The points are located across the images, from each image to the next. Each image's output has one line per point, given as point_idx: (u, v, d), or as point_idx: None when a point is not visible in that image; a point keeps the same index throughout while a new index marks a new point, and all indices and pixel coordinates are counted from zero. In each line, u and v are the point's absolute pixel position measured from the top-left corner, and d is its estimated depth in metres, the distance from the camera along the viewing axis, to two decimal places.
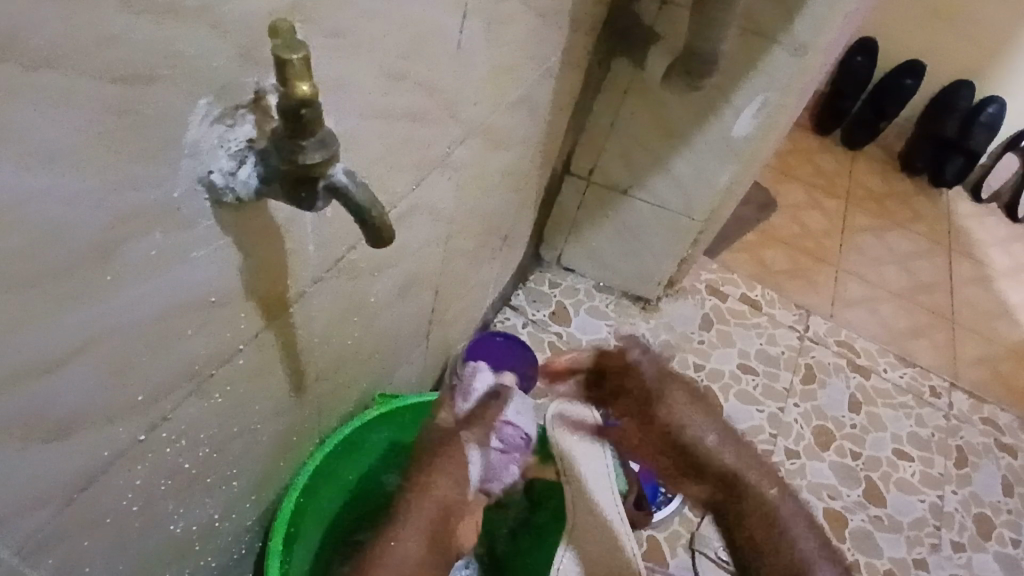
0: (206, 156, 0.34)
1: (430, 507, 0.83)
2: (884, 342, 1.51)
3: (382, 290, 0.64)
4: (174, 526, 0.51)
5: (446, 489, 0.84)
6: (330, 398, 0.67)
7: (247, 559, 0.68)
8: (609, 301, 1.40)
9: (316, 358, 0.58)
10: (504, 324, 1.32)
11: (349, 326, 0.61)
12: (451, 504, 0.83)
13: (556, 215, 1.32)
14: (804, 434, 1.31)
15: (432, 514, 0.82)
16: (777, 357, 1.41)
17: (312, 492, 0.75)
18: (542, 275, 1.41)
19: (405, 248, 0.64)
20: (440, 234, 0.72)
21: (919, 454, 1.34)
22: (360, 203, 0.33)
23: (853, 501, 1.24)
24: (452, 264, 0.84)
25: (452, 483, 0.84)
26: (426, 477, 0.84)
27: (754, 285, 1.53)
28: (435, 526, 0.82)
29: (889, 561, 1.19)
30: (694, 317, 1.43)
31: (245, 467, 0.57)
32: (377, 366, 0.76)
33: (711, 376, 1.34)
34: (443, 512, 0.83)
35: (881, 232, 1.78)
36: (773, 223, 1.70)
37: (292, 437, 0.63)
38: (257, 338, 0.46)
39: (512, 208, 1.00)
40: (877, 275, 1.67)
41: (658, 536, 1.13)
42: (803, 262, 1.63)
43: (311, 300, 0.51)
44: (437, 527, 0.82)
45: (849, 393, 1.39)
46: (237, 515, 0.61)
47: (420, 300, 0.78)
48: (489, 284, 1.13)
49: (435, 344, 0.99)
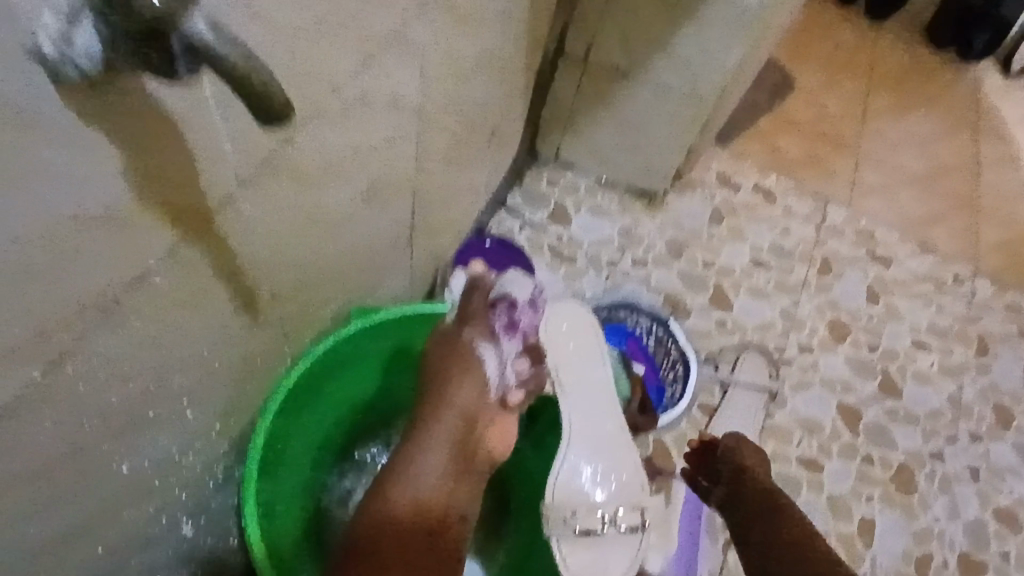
0: (22, 16, 0.24)
1: (451, 416, 0.63)
2: (906, 229, 1.42)
3: (342, 195, 0.56)
4: (118, 464, 0.46)
5: (469, 393, 0.64)
6: (296, 317, 0.61)
7: (226, 485, 0.65)
8: (612, 198, 1.30)
9: (266, 276, 0.51)
10: (499, 227, 1.24)
11: (305, 236, 0.53)
12: (477, 411, 0.64)
13: (551, 107, 1.21)
14: (818, 329, 1.25)
15: (453, 426, 0.63)
16: (792, 250, 1.33)
17: (294, 415, 0.70)
18: (539, 173, 1.31)
19: (364, 145, 0.55)
20: (408, 127, 0.63)
21: (938, 344, 1.28)
22: (233, 66, 0.25)
23: (868, 395, 1.20)
24: (429, 163, 0.75)
25: (476, 386, 0.64)
26: (442, 381, 0.64)
27: (768, 174, 1.42)
28: (460, 439, 0.63)
29: (903, 454, 1.16)
30: (703, 211, 1.33)
31: (201, 397, 0.52)
32: (352, 279, 0.70)
33: (721, 273, 1.27)
34: (467, 423, 0.63)
35: (906, 110, 1.64)
36: (788, 106, 1.56)
37: (254, 361, 0.57)
38: (173, 255, 0.39)
39: (497, 99, 0.90)
40: (899, 157, 1.55)
41: (665, 438, 1.10)
42: (821, 147, 1.51)
43: (242, 208, 0.44)
44: (462, 440, 0.63)
45: (867, 285, 1.32)
46: (202, 446, 0.57)
47: (395, 205, 0.70)
48: (479, 185, 1.05)
49: (422, 253, 0.91)
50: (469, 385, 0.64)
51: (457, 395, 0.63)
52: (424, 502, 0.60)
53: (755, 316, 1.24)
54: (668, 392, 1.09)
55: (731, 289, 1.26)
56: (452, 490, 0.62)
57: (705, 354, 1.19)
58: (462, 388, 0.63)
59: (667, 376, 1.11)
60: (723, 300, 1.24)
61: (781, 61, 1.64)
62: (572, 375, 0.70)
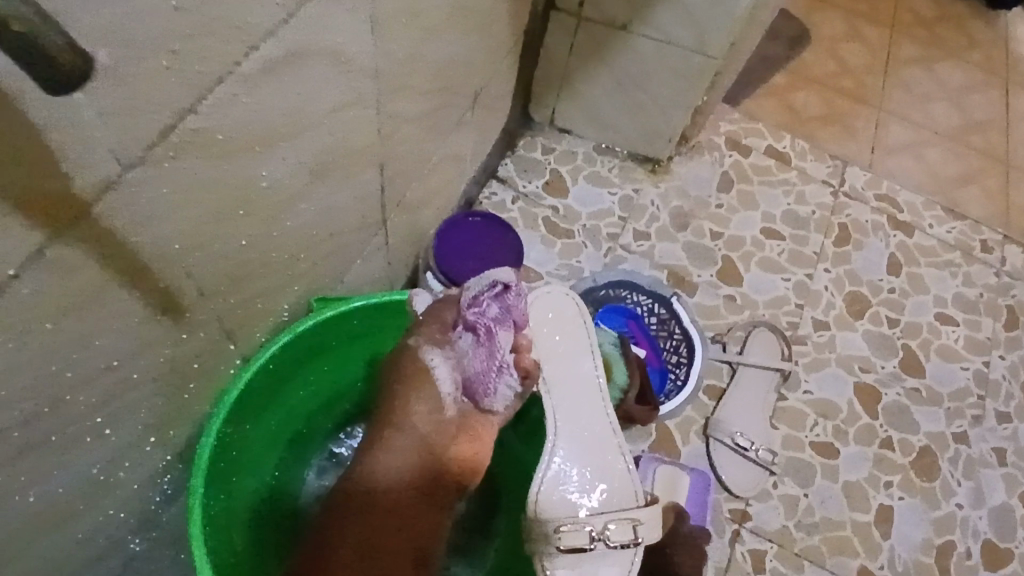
0: None
1: (409, 437, 0.58)
2: (930, 192, 1.32)
3: (280, 172, 0.48)
4: (19, 496, 0.40)
5: (427, 414, 0.58)
6: (241, 312, 0.54)
7: (177, 498, 0.59)
8: (612, 166, 1.21)
9: (190, 270, 0.44)
10: (490, 200, 1.15)
11: (235, 220, 0.46)
12: (435, 437, 0.58)
13: (545, 66, 1.11)
14: (835, 303, 1.17)
15: (405, 452, 0.58)
16: (807, 218, 1.23)
17: (253, 417, 0.64)
18: (533, 140, 1.22)
19: (304, 113, 0.47)
20: (364, 91, 0.54)
21: (964, 317, 1.19)
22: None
23: (888, 374, 1.12)
24: (397, 132, 0.67)
25: (432, 406, 0.58)
26: (402, 399, 0.59)
27: (782, 136, 1.32)
28: (419, 462, 0.58)
29: (925, 436, 1.08)
30: (711, 178, 1.24)
31: (121, 412, 0.45)
32: (312, 266, 0.62)
33: (731, 245, 1.18)
34: (426, 447, 0.58)
35: (931, 63, 1.52)
36: (804, 61, 1.45)
37: (190, 365, 0.50)
38: (43, 255, 0.32)
39: (477, 58, 0.80)
40: (924, 114, 1.44)
41: (669, 424, 1.03)
42: (840, 105, 1.40)
43: (139, 194, 0.36)
44: (422, 463, 0.58)
45: (889, 255, 1.23)
46: (137, 460, 0.50)
47: (357, 182, 0.62)
48: (465, 155, 0.96)
49: (400, 232, 0.84)
50: (426, 406, 0.58)
51: (414, 415, 0.58)
52: (366, 534, 0.57)
53: (767, 290, 1.15)
54: (672, 377, 1.01)
55: (741, 261, 1.17)
56: (405, 521, 0.58)
57: (713, 332, 1.11)
58: (420, 408, 0.58)
59: (671, 360, 1.03)
60: (732, 274, 1.16)
61: (796, 12, 1.52)
62: (555, 371, 0.64)
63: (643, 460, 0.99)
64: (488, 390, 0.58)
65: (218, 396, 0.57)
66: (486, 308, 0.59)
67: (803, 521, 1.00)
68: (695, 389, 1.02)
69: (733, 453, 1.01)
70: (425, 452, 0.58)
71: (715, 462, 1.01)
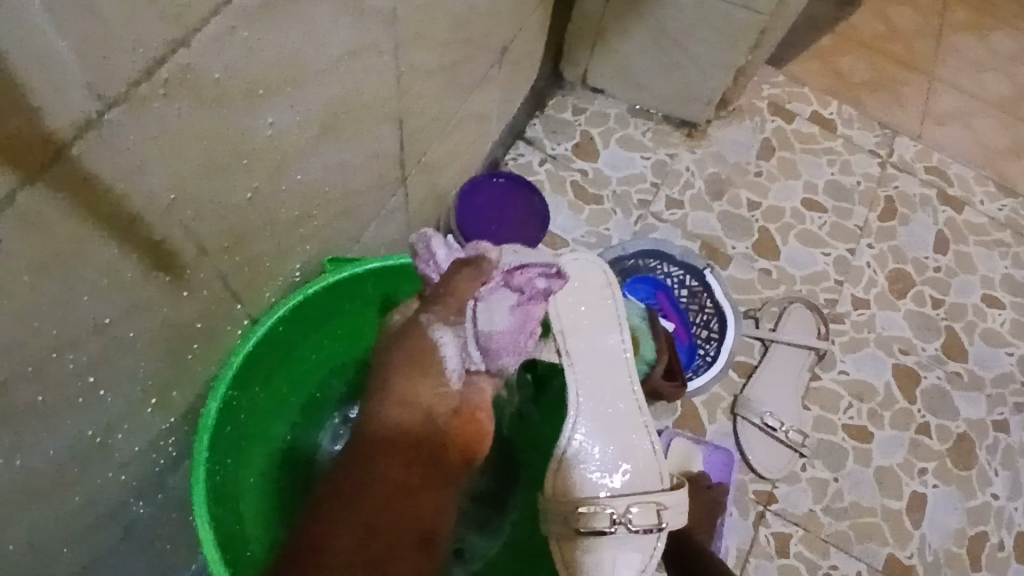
0: None
1: (411, 413, 0.55)
2: (985, 166, 1.24)
3: (287, 122, 0.45)
4: (7, 459, 0.38)
5: (431, 387, 0.55)
6: (247, 271, 0.51)
7: (183, 462, 0.57)
8: (645, 129, 1.15)
9: (190, 225, 0.41)
10: (516, 162, 1.11)
11: (236, 172, 0.42)
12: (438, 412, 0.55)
13: (578, 21, 1.05)
14: (876, 280, 1.10)
15: (408, 427, 0.55)
16: (851, 189, 1.16)
17: (263, 382, 0.61)
18: (564, 100, 1.16)
19: (312, 58, 0.43)
20: (381, 34, 0.50)
21: (1013, 300, 1.12)
22: None
23: (929, 357, 1.06)
24: (417, 84, 0.62)
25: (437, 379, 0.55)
26: (404, 375, 0.55)
27: (828, 101, 1.24)
28: (422, 440, 0.54)
29: (964, 423, 1.03)
30: (750, 144, 1.17)
31: (115, 373, 0.42)
32: (324, 224, 0.59)
33: (768, 215, 1.12)
34: (428, 424, 0.55)
35: (994, 26, 1.42)
36: (856, 20, 1.36)
37: (192, 326, 0.48)
38: (14, 202, 0.29)
39: (506, 6, 0.75)
40: (982, 82, 1.34)
41: (696, 401, 0.99)
42: (891, 69, 1.31)
43: (125, 138, 0.33)
44: (426, 442, 0.54)
45: (936, 231, 1.15)
46: (138, 424, 0.48)
47: (374, 137, 0.58)
48: (490, 113, 0.91)
49: (421, 193, 0.80)
50: (431, 379, 0.55)
51: (417, 389, 0.55)
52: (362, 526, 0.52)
53: (804, 265, 1.10)
54: (700, 353, 0.97)
55: (778, 234, 1.11)
56: (410, 511, 0.53)
57: (745, 307, 1.06)
58: (424, 381, 0.55)
59: (700, 335, 0.99)
60: (768, 247, 1.10)
61: None
62: (581, 346, 0.61)
63: (665, 434, 0.95)
64: (509, 351, 0.55)
65: (223, 360, 0.55)
66: (536, 280, 0.57)
67: (831, 506, 0.96)
68: (725, 366, 0.98)
69: (761, 433, 0.97)
70: (429, 428, 0.55)
71: (742, 442, 0.97)
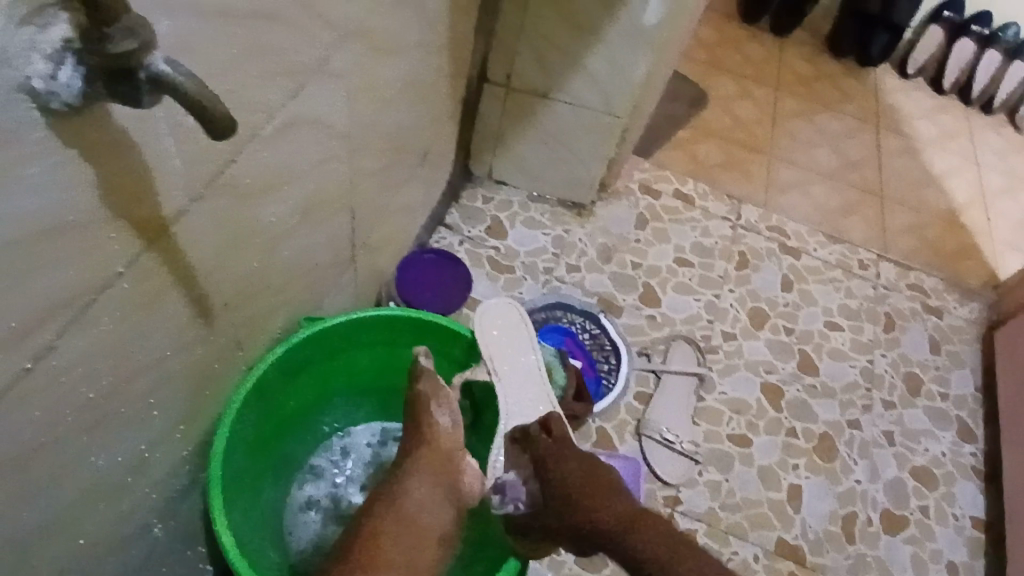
0: (18, 60, 0.32)
1: (440, 455, 0.76)
2: (819, 223, 1.57)
3: (279, 213, 0.64)
4: (95, 460, 0.52)
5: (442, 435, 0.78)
6: (247, 325, 0.68)
7: (192, 490, 0.71)
8: (544, 211, 1.40)
9: (218, 287, 0.58)
10: (439, 244, 1.32)
11: (250, 247, 0.61)
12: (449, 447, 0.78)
13: (479, 129, 1.30)
14: (739, 317, 1.36)
15: (433, 458, 0.76)
16: (712, 247, 1.44)
17: (250, 422, 0.76)
18: (474, 191, 1.39)
19: (296, 165, 0.63)
20: (339, 150, 0.71)
21: (849, 323, 1.41)
22: (187, 93, 0.32)
23: (789, 374, 1.31)
24: (364, 183, 0.82)
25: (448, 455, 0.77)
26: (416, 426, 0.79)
27: (687, 180, 1.55)
28: (443, 466, 0.76)
29: (824, 425, 1.27)
30: (629, 218, 1.44)
31: (163, 399, 0.57)
32: (296, 290, 0.77)
33: (649, 272, 1.37)
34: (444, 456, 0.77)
35: (810, 115, 1.81)
36: (703, 116, 1.71)
37: (211, 366, 0.64)
38: (136, 262, 0.46)
39: (427, 121, 0.98)
40: (809, 158, 1.71)
41: (606, 426, 1.19)
42: (736, 152, 1.65)
43: (195, 222, 0.50)
44: (447, 466, 0.76)
45: (782, 274, 1.44)
46: (168, 447, 0.62)
47: (333, 223, 0.78)
48: (417, 204, 1.12)
49: (366, 272, 0.99)
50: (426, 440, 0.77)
51: (435, 429, 0.78)
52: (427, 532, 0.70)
53: (681, 309, 1.34)
54: (605, 382, 1.19)
55: (659, 286, 1.36)
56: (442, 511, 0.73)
57: (639, 347, 1.28)
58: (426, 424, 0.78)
59: (604, 368, 1.21)
60: (652, 297, 1.34)
61: (694, 79, 1.80)
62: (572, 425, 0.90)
63: None
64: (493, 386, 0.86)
65: (229, 396, 0.70)
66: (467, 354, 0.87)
67: (727, 503, 1.16)
68: (625, 391, 1.20)
69: (662, 448, 1.17)
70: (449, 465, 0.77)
71: (648, 456, 1.16)
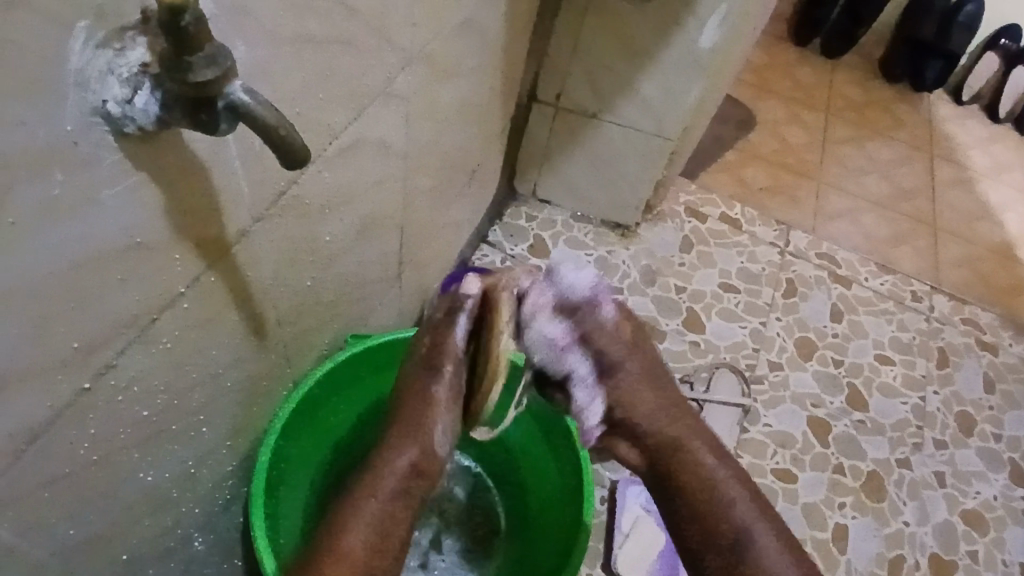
0: (96, 85, 0.32)
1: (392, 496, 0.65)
2: (870, 252, 1.52)
3: (336, 232, 0.63)
4: (145, 475, 0.52)
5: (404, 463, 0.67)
6: (297, 342, 0.68)
7: (234, 504, 0.71)
8: (588, 231, 1.38)
9: (272, 306, 0.58)
10: (481, 261, 1.31)
11: (306, 266, 0.61)
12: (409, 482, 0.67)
13: (526, 148, 1.30)
14: (786, 346, 1.32)
15: (390, 491, 0.66)
16: (759, 274, 1.41)
17: (292, 438, 0.76)
18: (518, 209, 1.38)
19: (354, 186, 0.62)
20: (395, 171, 0.70)
21: (900, 357, 1.36)
22: (266, 123, 0.32)
23: (837, 408, 1.27)
24: (415, 203, 0.82)
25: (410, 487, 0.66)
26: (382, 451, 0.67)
27: (734, 204, 1.51)
28: (401, 502, 0.66)
29: (873, 463, 1.22)
30: (674, 241, 1.41)
31: (213, 414, 0.57)
32: (345, 308, 0.76)
33: (694, 297, 1.35)
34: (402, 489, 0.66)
35: (862, 141, 1.77)
36: (751, 139, 1.68)
37: (260, 382, 0.64)
38: (197, 282, 0.46)
39: (477, 142, 0.98)
40: (860, 185, 1.66)
41: None
42: (785, 177, 1.62)
43: (255, 241, 0.50)
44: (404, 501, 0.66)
45: (831, 304, 1.40)
46: (214, 462, 0.62)
47: (384, 242, 0.78)
48: (463, 222, 1.12)
49: (410, 289, 0.98)
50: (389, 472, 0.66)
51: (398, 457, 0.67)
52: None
53: (726, 336, 1.31)
54: None
55: (703, 312, 1.33)
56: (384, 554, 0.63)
57: (682, 373, 1.25)
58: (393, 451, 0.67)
59: None
60: (695, 323, 1.31)
61: (743, 101, 1.77)
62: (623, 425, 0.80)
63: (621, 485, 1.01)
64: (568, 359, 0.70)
65: (274, 412, 0.70)
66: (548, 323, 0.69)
67: None
68: None
69: None
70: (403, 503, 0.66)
71: None
